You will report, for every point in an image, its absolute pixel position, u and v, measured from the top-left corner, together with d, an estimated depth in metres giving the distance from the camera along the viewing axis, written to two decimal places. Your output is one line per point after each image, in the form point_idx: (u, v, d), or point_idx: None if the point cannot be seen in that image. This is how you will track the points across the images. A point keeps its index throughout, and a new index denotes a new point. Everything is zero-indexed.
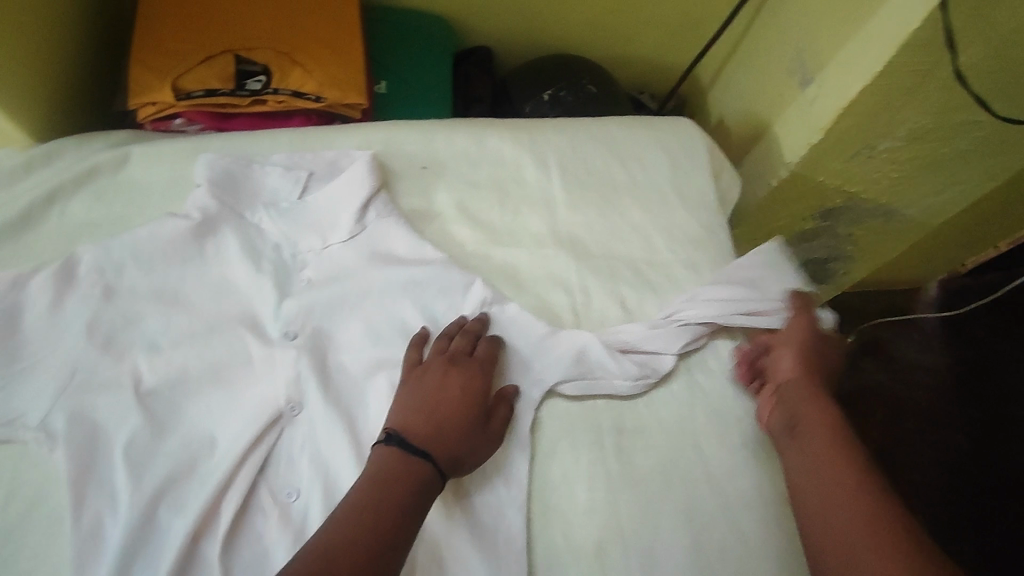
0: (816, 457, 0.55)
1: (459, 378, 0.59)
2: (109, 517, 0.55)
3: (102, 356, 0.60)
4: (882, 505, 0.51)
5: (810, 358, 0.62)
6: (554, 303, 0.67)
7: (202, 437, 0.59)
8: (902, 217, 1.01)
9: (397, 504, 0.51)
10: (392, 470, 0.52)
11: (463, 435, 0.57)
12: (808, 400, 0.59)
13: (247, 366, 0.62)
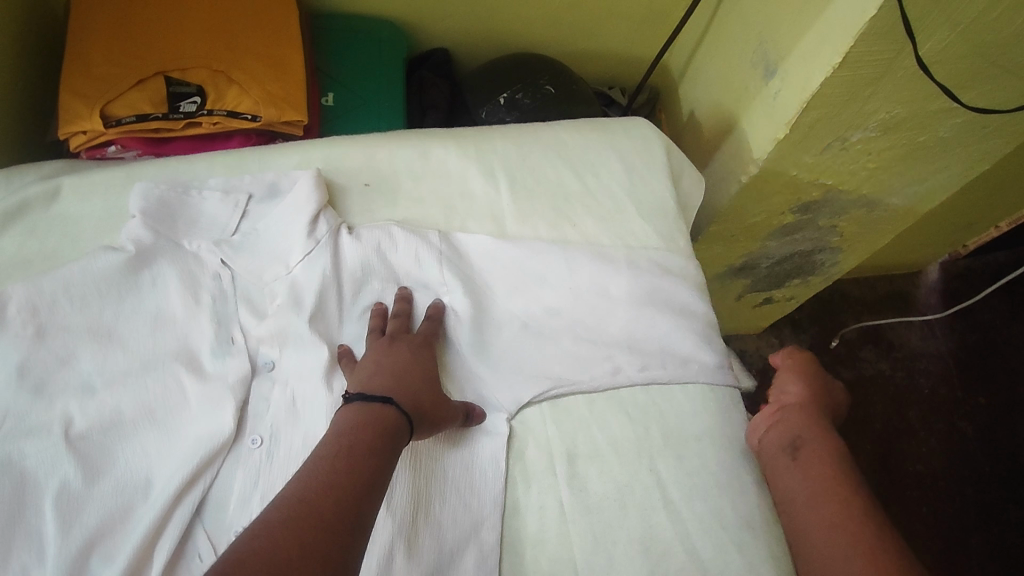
0: (810, 477, 0.54)
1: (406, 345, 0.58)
2: (38, 570, 0.51)
3: (34, 401, 0.57)
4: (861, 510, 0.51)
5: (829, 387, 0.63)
6: (504, 323, 0.63)
7: (138, 481, 0.55)
8: (886, 206, 0.96)
9: (375, 451, 0.48)
10: (359, 420, 0.50)
11: (425, 395, 0.55)
12: (806, 419, 0.58)
13: (184, 406, 0.57)
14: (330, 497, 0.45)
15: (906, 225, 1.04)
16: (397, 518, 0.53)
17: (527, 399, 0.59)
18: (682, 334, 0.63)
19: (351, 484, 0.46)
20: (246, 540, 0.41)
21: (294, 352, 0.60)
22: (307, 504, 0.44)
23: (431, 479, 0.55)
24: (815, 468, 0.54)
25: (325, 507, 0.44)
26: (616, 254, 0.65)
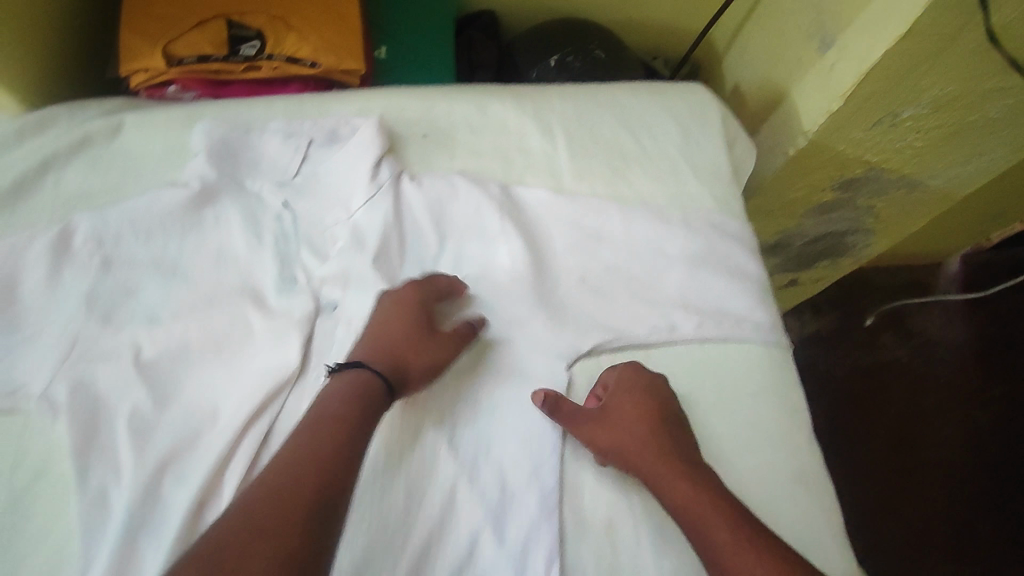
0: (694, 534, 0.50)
1: (420, 302, 0.58)
2: (113, 488, 0.52)
3: (103, 328, 0.58)
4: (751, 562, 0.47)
5: (635, 413, 0.56)
6: (561, 275, 0.63)
7: (205, 410, 0.56)
8: (926, 188, 0.97)
9: (350, 421, 0.51)
10: (340, 392, 0.52)
11: (422, 360, 0.56)
12: (662, 464, 0.53)
13: (249, 339, 0.59)
14: (301, 472, 0.47)
15: (937, 211, 1.06)
16: (460, 456, 0.55)
17: (590, 348, 0.60)
18: (734, 296, 0.64)
19: (316, 461, 0.48)
20: (230, 514, 0.45)
21: (356, 293, 0.60)
22: (274, 488, 0.46)
23: (489, 420, 0.57)
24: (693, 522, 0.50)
25: (277, 489, 0.46)
26: (673, 216, 0.66)
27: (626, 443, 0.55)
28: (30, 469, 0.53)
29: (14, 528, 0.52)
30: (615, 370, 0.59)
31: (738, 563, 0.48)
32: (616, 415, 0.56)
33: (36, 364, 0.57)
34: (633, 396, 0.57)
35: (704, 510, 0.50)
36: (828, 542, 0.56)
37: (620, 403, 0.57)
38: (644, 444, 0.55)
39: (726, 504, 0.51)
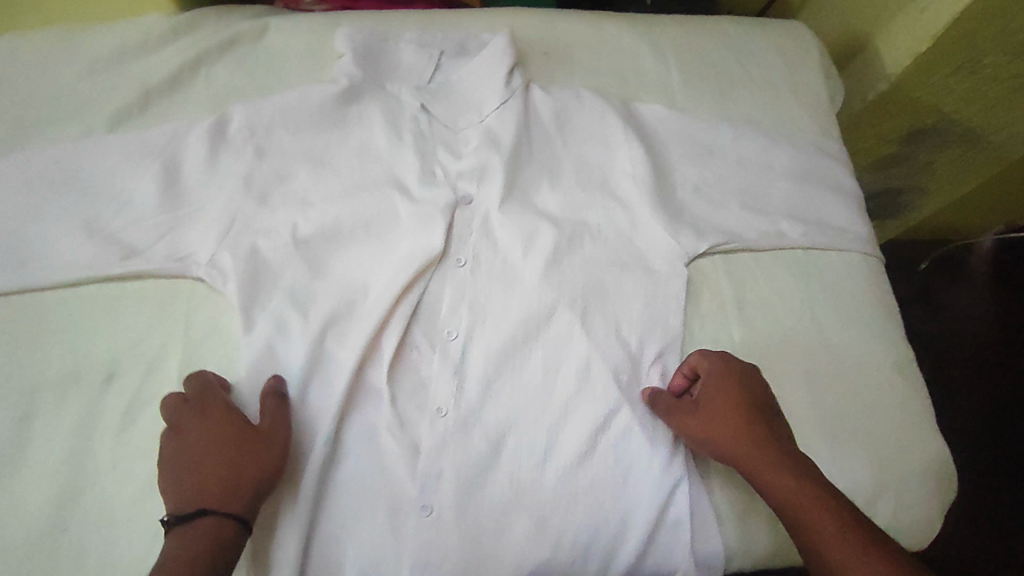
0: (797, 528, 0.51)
1: (217, 399, 0.54)
2: (281, 344, 0.58)
3: (260, 208, 0.62)
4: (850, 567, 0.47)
5: (727, 409, 0.56)
6: (678, 183, 0.68)
7: (357, 284, 0.61)
8: (987, 146, 0.99)
9: (218, 538, 0.48)
10: (191, 527, 0.48)
11: (257, 461, 0.51)
12: (757, 460, 0.53)
13: (394, 224, 0.63)
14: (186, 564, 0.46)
15: (994, 173, 1.06)
16: (593, 334, 0.60)
17: (709, 246, 0.65)
18: (836, 211, 0.69)
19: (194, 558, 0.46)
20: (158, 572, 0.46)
21: (492, 188, 0.65)
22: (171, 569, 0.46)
23: (619, 306, 0.62)
24: (795, 518, 0.51)
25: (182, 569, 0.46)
26: (779, 136, 0.71)
27: (721, 436, 0.56)
28: (202, 327, 0.59)
29: (194, 374, 0.58)
30: (697, 360, 0.59)
31: (838, 565, 0.47)
32: (711, 409, 0.57)
33: (201, 238, 0.61)
34: (723, 392, 0.57)
35: (799, 507, 0.50)
36: (918, 420, 0.63)
37: (710, 398, 0.57)
38: (736, 440, 0.55)
39: (826, 504, 0.50)
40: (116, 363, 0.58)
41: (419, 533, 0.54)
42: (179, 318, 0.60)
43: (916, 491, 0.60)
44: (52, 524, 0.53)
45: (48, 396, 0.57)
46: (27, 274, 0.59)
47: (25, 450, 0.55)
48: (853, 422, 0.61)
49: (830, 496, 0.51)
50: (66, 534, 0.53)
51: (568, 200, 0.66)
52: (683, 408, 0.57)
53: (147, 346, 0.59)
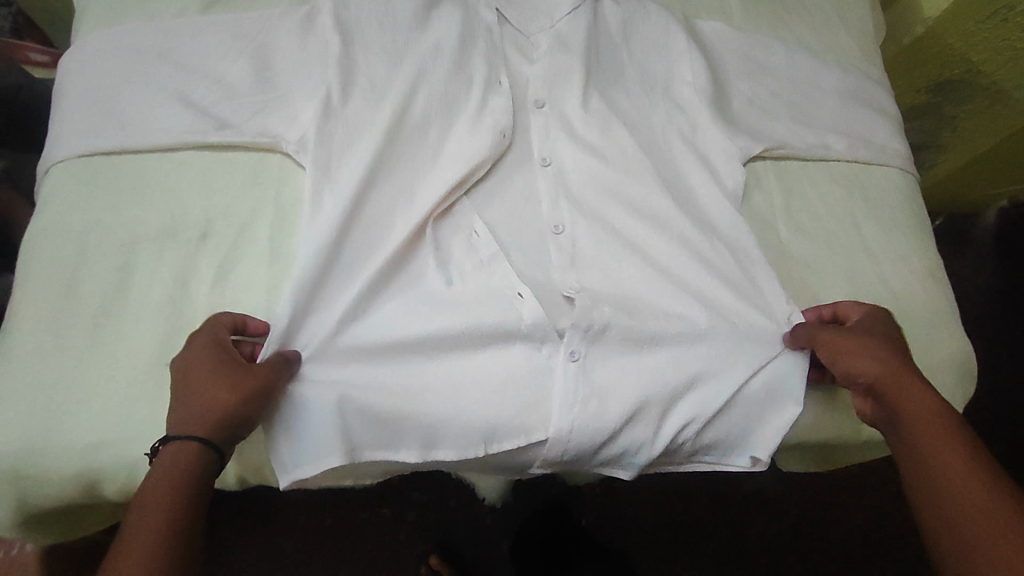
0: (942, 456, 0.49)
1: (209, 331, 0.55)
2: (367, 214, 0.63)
3: (344, 95, 0.64)
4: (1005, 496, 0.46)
5: (885, 337, 0.57)
6: (735, 96, 0.72)
7: (436, 169, 0.64)
8: (1010, 100, 1.00)
9: (188, 458, 0.49)
10: (172, 461, 0.49)
11: (230, 393, 0.51)
12: (911, 385, 0.52)
13: (470, 117, 0.67)
14: (157, 480, 0.48)
15: (1013, 135, 1.06)
16: (654, 223, 0.66)
17: (760, 151, 0.70)
18: (879, 130, 0.74)
19: (164, 476, 0.48)
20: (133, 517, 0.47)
21: (563, 91, 0.70)
22: (148, 488, 0.48)
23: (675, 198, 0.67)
24: (942, 445, 0.49)
25: (151, 488, 0.47)
26: (828, 60, 0.76)
27: (888, 362, 0.54)
28: (291, 197, 0.63)
29: (284, 239, 0.62)
30: (867, 309, 0.61)
31: (993, 496, 0.46)
32: (877, 340, 0.56)
33: (289, 113, 0.64)
34: (882, 327, 0.58)
35: (950, 430, 0.50)
36: (948, 319, 0.68)
37: (879, 328, 0.58)
38: (894, 356, 0.54)
39: (976, 441, 0.50)
40: (209, 224, 0.62)
41: (494, 386, 0.59)
42: (268, 186, 0.63)
43: (944, 380, 0.66)
44: (154, 361, 0.56)
45: (146, 248, 0.60)
46: (127, 136, 0.63)
47: (127, 299, 0.59)
48: (889, 315, 0.66)
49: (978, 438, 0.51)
50: (168, 369, 0.56)
51: (631, 105, 0.71)
52: (842, 335, 0.56)
53: (239, 210, 0.63)
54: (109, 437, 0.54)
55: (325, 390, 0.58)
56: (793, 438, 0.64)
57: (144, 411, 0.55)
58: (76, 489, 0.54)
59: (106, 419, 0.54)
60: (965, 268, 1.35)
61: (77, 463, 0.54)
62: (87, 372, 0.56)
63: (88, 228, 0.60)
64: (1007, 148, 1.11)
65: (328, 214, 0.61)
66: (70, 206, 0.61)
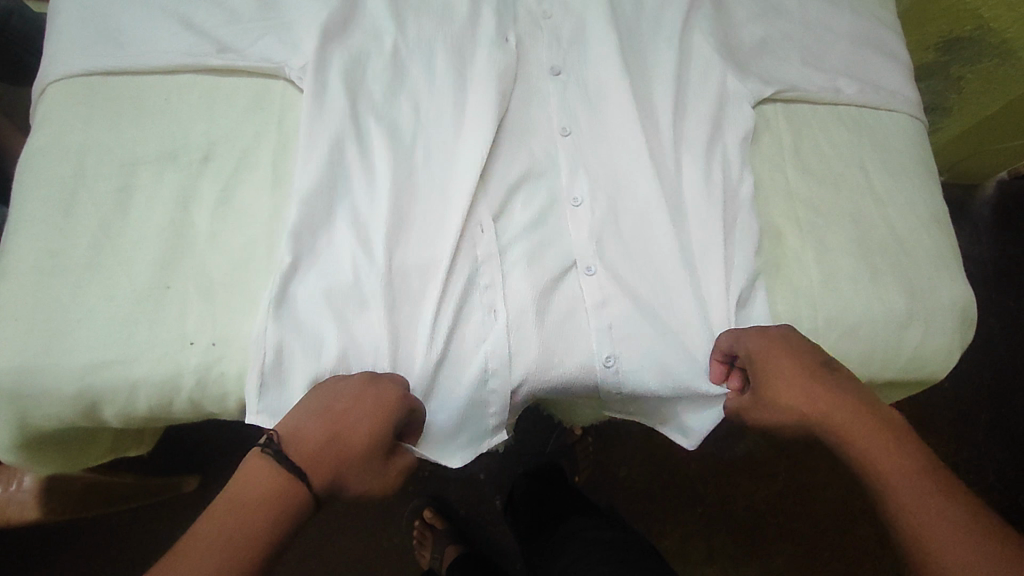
0: (892, 488, 0.47)
1: (403, 406, 0.51)
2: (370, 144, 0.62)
3: (347, 24, 0.62)
4: (954, 522, 0.44)
5: (786, 385, 0.54)
6: (746, 35, 0.71)
7: (437, 102, 0.63)
8: (1019, 62, 0.99)
9: (300, 493, 0.46)
10: (265, 485, 0.45)
11: (357, 470, 0.49)
12: (842, 418, 0.51)
13: (474, 48, 0.64)
14: (261, 506, 0.45)
15: (1021, 99, 1.05)
16: (661, 160, 0.65)
17: (771, 92, 0.69)
18: (888, 76, 0.74)
19: (268, 498, 0.45)
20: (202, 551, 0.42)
21: (572, 25, 0.68)
22: (235, 506, 0.44)
23: (682, 137, 0.66)
24: (890, 476, 0.47)
25: (251, 504, 0.44)
26: (841, 4, 0.75)
27: (795, 393, 0.53)
28: (293, 124, 0.62)
29: (285, 166, 0.61)
30: (753, 341, 0.56)
31: (939, 524, 0.44)
32: (778, 362, 0.54)
33: (292, 39, 0.62)
34: (776, 365, 0.54)
35: (893, 457, 0.48)
36: (951, 263, 0.68)
37: (777, 372, 0.54)
38: (799, 411, 0.53)
39: (925, 462, 0.48)
40: (210, 148, 0.61)
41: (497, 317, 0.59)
42: (271, 112, 0.62)
43: (944, 323, 0.66)
44: (156, 282, 0.56)
45: (146, 171, 0.59)
46: (126, 56, 0.61)
47: (126, 221, 0.57)
48: (893, 259, 0.66)
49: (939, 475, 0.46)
50: (168, 291, 0.56)
51: (642, 42, 0.69)
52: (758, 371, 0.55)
53: (241, 136, 0.61)
54: (108, 357, 0.53)
55: (324, 317, 0.56)
56: None
57: (144, 332, 0.54)
58: (77, 409, 0.54)
59: (106, 339, 0.54)
60: (963, 235, 1.35)
61: (76, 382, 0.53)
62: (86, 291, 0.55)
63: (87, 149, 0.59)
64: (1012, 112, 1.11)
65: (332, 143, 0.59)
66: (68, 126, 0.60)
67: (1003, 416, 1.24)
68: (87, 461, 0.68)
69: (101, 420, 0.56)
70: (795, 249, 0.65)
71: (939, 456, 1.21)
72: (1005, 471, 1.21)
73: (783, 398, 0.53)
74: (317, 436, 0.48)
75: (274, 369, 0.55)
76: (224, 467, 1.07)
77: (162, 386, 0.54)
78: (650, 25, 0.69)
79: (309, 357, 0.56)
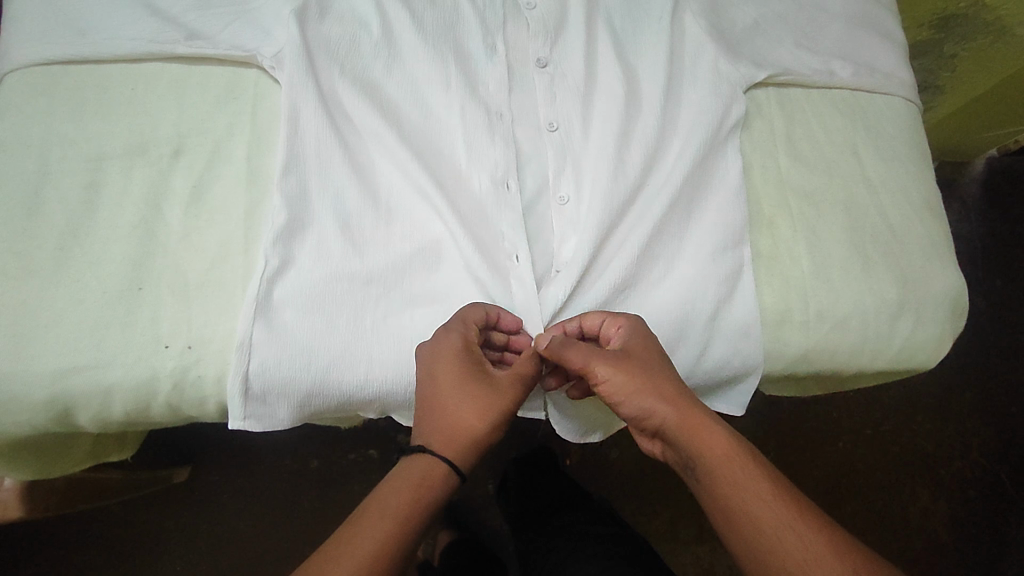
0: (725, 483, 0.50)
1: (457, 338, 0.52)
2: (349, 136, 0.59)
3: (320, 10, 0.60)
4: (781, 512, 0.48)
5: (654, 363, 0.53)
6: (738, 17, 0.69)
7: (416, 94, 0.61)
8: (1013, 37, 0.97)
9: (432, 491, 0.51)
10: (416, 470, 0.51)
11: (483, 414, 0.52)
12: (689, 413, 0.52)
13: (454, 38, 0.63)
14: (391, 524, 0.49)
15: (1016, 76, 1.05)
16: (650, 148, 0.63)
17: (765, 77, 0.67)
18: (882, 58, 0.72)
19: (391, 519, 0.49)
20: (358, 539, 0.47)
21: (557, 8, 0.65)
22: (397, 487, 0.51)
23: (672, 125, 0.64)
24: (725, 471, 0.50)
25: (378, 531, 0.48)
26: None
27: (652, 383, 0.52)
28: (267, 115, 0.59)
29: (260, 159, 0.58)
30: (623, 324, 0.56)
31: (770, 517, 0.48)
32: (638, 352, 0.54)
33: (264, 25, 0.59)
34: (652, 347, 0.54)
35: (734, 454, 0.51)
36: (943, 249, 0.67)
37: (635, 361, 0.53)
38: (664, 389, 0.52)
39: (755, 457, 0.51)
40: (181, 140, 0.58)
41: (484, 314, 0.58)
42: (244, 102, 0.60)
43: (934, 311, 0.65)
44: (128, 283, 0.54)
45: (115, 164, 0.57)
46: (89, 43, 0.58)
47: (95, 219, 0.55)
48: (885, 247, 0.65)
49: (765, 465, 0.51)
50: (141, 294, 0.53)
51: (630, 25, 0.66)
52: (615, 358, 0.53)
53: (214, 127, 0.59)
54: (80, 362, 0.51)
55: (303, 321, 0.54)
56: (781, 373, 0.63)
57: (117, 336, 0.52)
58: (49, 416, 0.52)
59: (77, 344, 0.52)
60: (953, 213, 1.34)
61: (47, 389, 0.51)
62: (55, 294, 0.53)
63: (51, 142, 0.56)
64: (1005, 89, 1.09)
65: (309, 136, 0.57)
66: (29, 117, 0.57)
67: (988, 393, 1.25)
68: (69, 461, 0.66)
69: (76, 425, 0.54)
70: (786, 239, 0.64)
71: (924, 434, 1.22)
72: (990, 447, 1.22)
73: (634, 390, 0.52)
74: (439, 408, 0.52)
75: (256, 376, 0.53)
76: (212, 460, 1.05)
77: (138, 391, 0.52)
78: (640, 7, 0.67)
79: (297, 365, 0.54)
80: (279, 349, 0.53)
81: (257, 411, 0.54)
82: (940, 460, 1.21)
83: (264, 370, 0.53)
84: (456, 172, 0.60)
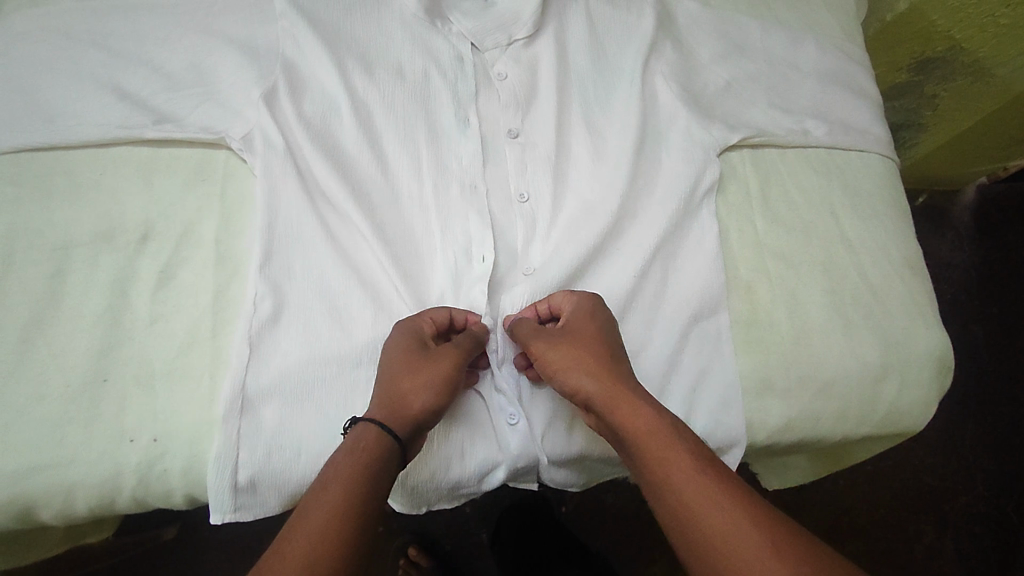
0: (653, 455, 0.47)
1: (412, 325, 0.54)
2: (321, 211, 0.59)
3: (289, 89, 0.60)
4: (710, 488, 0.44)
5: (591, 340, 0.53)
6: (711, 81, 0.69)
7: (386, 168, 0.60)
8: (989, 78, 0.97)
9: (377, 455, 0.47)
10: (365, 440, 0.48)
11: (411, 386, 0.50)
12: (621, 388, 0.51)
13: (425, 111, 0.63)
14: (339, 489, 0.45)
15: (997, 112, 1.04)
16: (623, 216, 0.62)
17: (740, 139, 0.67)
18: (857, 114, 0.72)
19: (340, 483, 0.45)
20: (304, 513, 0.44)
21: (528, 78, 0.65)
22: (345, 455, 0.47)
23: (646, 192, 0.64)
24: (653, 444, 0.47)
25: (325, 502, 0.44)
26: (807, 41, 0.73)
27: (584, 356, 0.52)
28: (238, 194, 0.59)
29: (229, 240, 0.58)
30: (571, 301, 0.56)
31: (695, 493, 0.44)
32: (578, 329, 0.54)
33: (233, 107, 0.59)
34: (593, 323, 0.55)
35: (664, 429, 0.48)
36: (925, 307, 0.66)
37: (571, 340, 0.53)
38: (596, 364, 0.52)
39: (687, 437, 0.48)
40: (150, 225, 0.58)
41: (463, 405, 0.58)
42: (213, 184, 0.59)
43: (919, 372, 0.64)
44: (93, 376, 0.53)
45: (81, 253, 0.56)
46: (58, 131, 0.58)
47: (61, 310, 0.54)
48: (866, 308, 0.64)
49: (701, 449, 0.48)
50: (106, 386, 0.53)
51: (602, 91, 0.66)
52: (555, 333, 0.54)
53: (183, 210, 0.58)
54: (40, 460, 0.50)
55: (271, 409, 0.53)
56: (767, 443, 0.61)
57: (80, 432, 0.51)
58: (10, 517, 0.50)
59: (37, 441, 0.50)
60: (944, 247, 1.34)
61: (6, 490, 0.49)
62: (16, 390, 0.52)
63: (17, 231, 0.56)
64: (986, 124, 1.09)
65: (278, 216, 0.57)
66: None
67: (989, 429, 1.23)
68: (35, 550, 0.63)
69: (40, 521, 0.53)
70: (766, 304, 0.63)
71: (925, 471, 1.20)
72: (993, 484, 1.20)
73: (568, 363, 0.52)
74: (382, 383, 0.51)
75: (244, 467, 0.51)
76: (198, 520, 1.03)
77: (101, 487, 0.51)
78: (612, 75, 0.67)
79: (292, 453, 0.52)
80: (247, 439, 0.52)
81: (247, 501, 0.52)
82: (942, 497, 1.18)
83: (234, 459, 0.51)
84: (429, 246, 0.60)
